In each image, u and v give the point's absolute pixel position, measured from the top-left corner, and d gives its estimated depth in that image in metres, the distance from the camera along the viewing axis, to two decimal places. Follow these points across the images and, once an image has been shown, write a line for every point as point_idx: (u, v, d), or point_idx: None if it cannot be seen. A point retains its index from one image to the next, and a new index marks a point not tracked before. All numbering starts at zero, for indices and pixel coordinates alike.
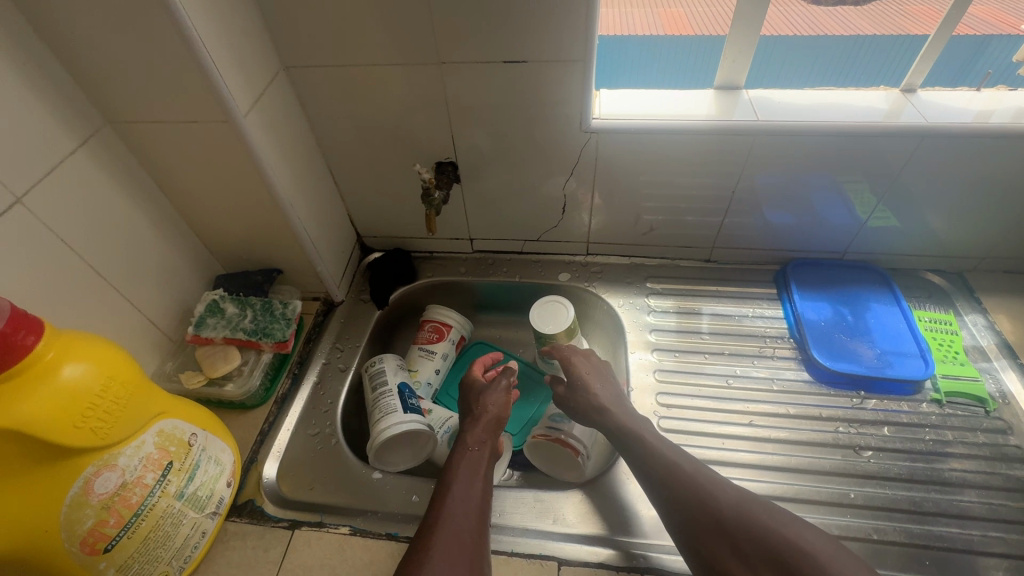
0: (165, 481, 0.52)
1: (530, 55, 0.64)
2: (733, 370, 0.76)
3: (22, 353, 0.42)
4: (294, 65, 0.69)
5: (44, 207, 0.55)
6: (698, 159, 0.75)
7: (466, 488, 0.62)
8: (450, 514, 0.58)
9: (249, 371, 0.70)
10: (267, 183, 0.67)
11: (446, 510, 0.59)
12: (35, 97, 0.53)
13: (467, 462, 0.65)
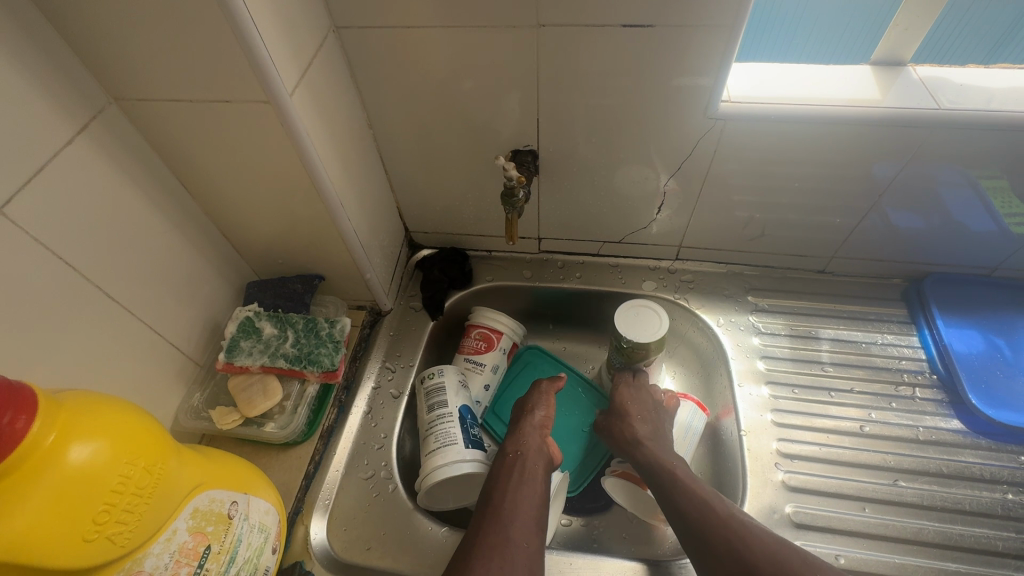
0: (202, 574, 0.41)
1: (656, 17, 0.49)
2: (867, 413, 0.63)
3: (5, 445, 0.30)
4: (346, 26, 0.54)
5: (37, 214, 0.42)
6: (843, 154, 0.60)
7: (516, 496, 0.54)
8: (499, 530, 0.51)
9: (291, 407, 0.59)
10: (314, 179, 0.54)
11: (494, 525, 0.51)
12: (18, 67, 0.39)
13: (514, 468, 0.58)
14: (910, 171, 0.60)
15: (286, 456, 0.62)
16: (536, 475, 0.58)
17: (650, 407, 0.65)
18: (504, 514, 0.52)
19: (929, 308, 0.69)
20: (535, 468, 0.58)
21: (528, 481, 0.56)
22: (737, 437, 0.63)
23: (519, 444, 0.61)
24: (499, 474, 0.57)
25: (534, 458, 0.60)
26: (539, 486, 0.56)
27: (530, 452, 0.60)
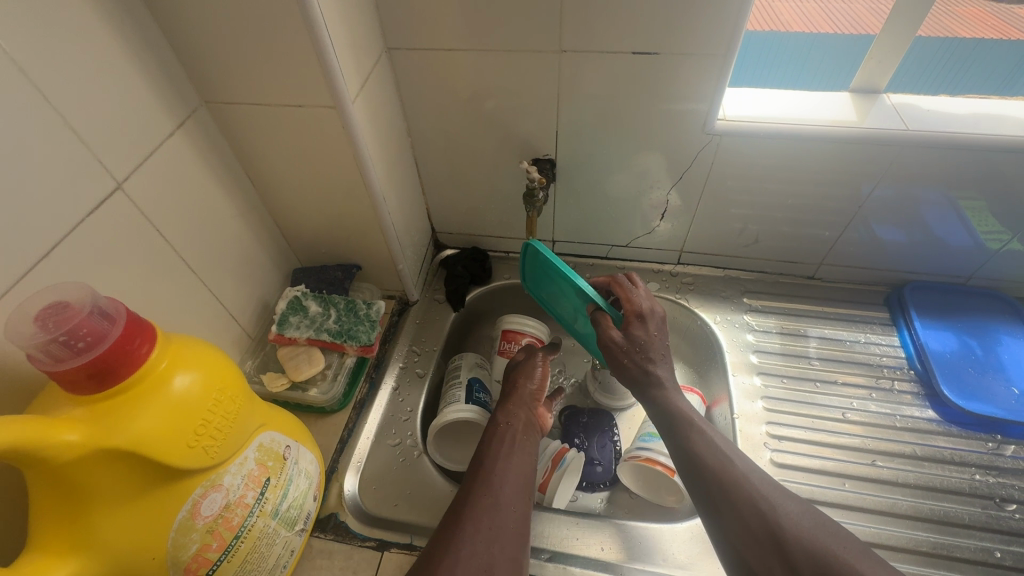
0: (263, 500, 0.48)
1: (662, 45, 0.58)
2: (849, 402, 0.69)
3: (134, 364, 0.38)
4: (396, 47, 0.64)
5: (143, 192, 0.50)
6: (825, 168, 0.68)
7: (506, 463, 0.57)
8: (489, 492, 0.53)
9: (332, 375, 0.66)
10: (364, 175, 0.62)
11: (485, 486, 0.54)
12: (139, 72, 0.48)
13: (503, 438, 0.61)
14: (882, 189, 0.69)
15: (323, 423, 0.69)
16: (527, 446, 0.61)
17: (661, 350, 0.59)
18: (492, 478, 0.55)
19: (907, 310, 0.76)
20: (525, 438, 0.62)
21: (516, 449, 0.60)
22: (730, 420, 0.70)
23: (510, 415, 0.64)
24: (491, 442, 0.60)
25: (523, 431, 0.63)
26: (527, 455, 0.59)
27: (520, 425, 0.63)
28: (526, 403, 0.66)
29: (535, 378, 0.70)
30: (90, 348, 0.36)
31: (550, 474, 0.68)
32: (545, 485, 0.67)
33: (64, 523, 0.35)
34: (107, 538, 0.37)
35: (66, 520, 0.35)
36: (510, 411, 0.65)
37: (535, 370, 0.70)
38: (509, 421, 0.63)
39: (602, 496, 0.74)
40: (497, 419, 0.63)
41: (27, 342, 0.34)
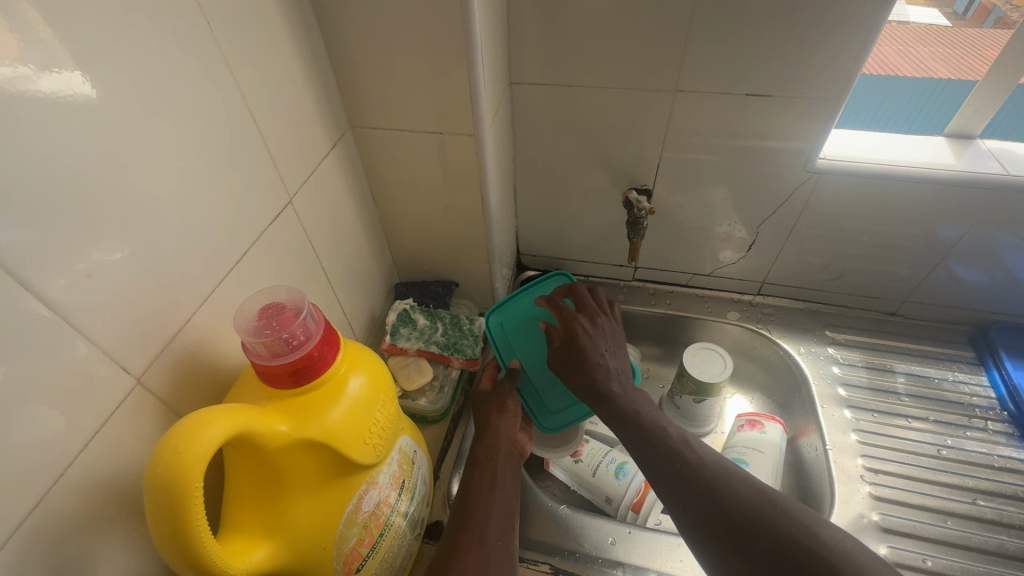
0: (400, 500, 0.51)
1: (774, 88, 0.62)
2: (943, 439, 0.70)
3: (325, 366, 0.40)
4: (518, 82, 0.69)
5: (306, 207, 0.55)
6: (920, 209, 0.70)
7: (486, 507, 0.52)
8: (474, 531, 0.49)
9: (438, 386, 0.70)
10: (484, 198, 0.66)
11: (467, 521, 0.50)
12: (313, 99, 0.54)
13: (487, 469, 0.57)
14: (975, 234, 0.71)
15: (425, 431, 0.71)
16: (506, 478, 0.57)
17: (611, 345, 0.59)
18: (476, 515, 0.51)
19: (996, 351, 0.76)
20: (506, 471, 0.57)
21: (501, 485, 0.55)
22: (822, 451, 0.70)
23: (491, 441, 0.60)
24: (473, 478, 0.56)
25: (505, 460, 0.58)
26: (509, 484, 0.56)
27: (500, 456, 0.59)
28: (504, 434, 0.61)
29: (509, 410, 0.63)
30: (300, 346, 0.39)
31: (643, 494, 0.70)
32: (638, 505, 0.69)
33: (260, 507, 0.38)
34: (293, 524, 0.39)
35: (262, 503, 0.39)
36: (488, 444, 0.60)
37: (506, 402, 0.63)
38: (489, 454, 0.59)
39: None
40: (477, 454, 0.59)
41: (252, 337, 0.38)
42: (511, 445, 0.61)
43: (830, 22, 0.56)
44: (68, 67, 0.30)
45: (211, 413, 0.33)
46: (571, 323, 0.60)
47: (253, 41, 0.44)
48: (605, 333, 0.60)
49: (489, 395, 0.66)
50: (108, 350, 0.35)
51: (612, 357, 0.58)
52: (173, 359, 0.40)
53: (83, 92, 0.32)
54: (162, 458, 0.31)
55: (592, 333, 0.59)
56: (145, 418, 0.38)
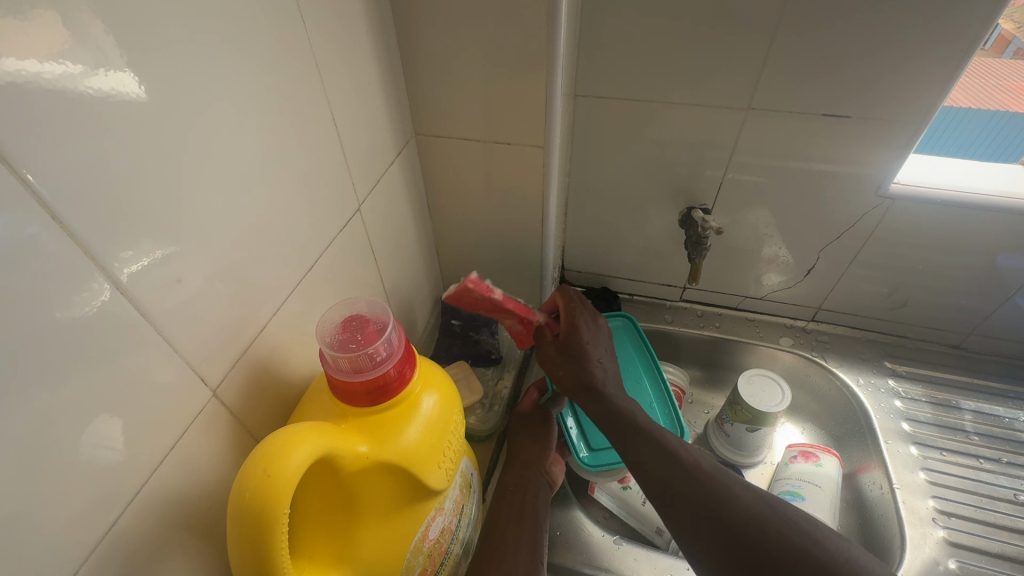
0: (459, 528, 0.48)
1: (854, 109, 0.60)
2: (1019, 483, 0.66)
3: (402, 385, 0.38)
4: (583, 94, 0.67)
5: (370, 214, 0.53)
6: (996, 240, 0.67)
7: (506, 537, 0.52)
8: (494, 561, 0.49)
9: (488, 404, 0.68)
10: (544, 211, 0.64)
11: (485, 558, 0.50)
12: (384, 105, 0.52)
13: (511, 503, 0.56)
14: None
15: None
16: (533, 509, 0.56)
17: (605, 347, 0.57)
18: (499, 545, 0.51)
19: None
20: (534, 502, 0.57)
21: (528, 516, 0.55)
22: (889, 490, 0.67)
23: (517, 474, 0.59)
24: (500, 505, 0.56)
25: (532, 489, 0.58)
26: (535, 521, 0.55)
27: (529, 484, 0.59)
28: (533, 463, 0.61)
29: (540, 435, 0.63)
30: (382, 363, 0.37)
31: None
32: None
33: (330, 534, 0.36)
34: (365, 554, 0.37)
35: (334, 530, 0.36)
36: (516, 470, 0.60)
37: (539, 427, 0.64)
38: (517, 481, 0.59)
39: None
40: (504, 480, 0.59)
41: (335, 351, 0.36)
42: (540, 474, 0.61)
43: (922, 43, 0.54)
44: (118, 64, 0.26)
45: (298, 434, 0.31)
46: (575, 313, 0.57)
47: (336, 43, 0.43)
48: (602, 336, 0.57)
49: (525, 422, 0.67)
50: (189, 360, 0.33)
51: (607, 360, 0.55)
52: (246, 371, 0.38)
53: (132, 92, 0.27)
54: (250, 483, 0.28)
55: (594, 331, 0.57)
56: (216, 432, 0.36)
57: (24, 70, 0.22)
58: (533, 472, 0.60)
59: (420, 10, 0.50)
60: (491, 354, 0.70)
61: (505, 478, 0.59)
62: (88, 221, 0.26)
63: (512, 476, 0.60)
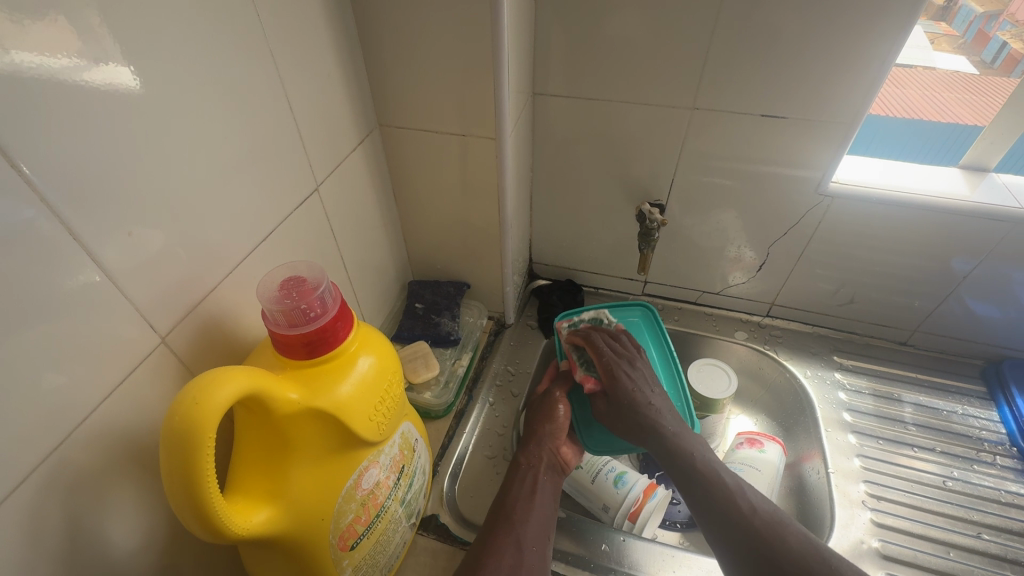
0: (397, 486, 0.52)
1: (789, 110, 0.64)
2: (950, 471, 0.69)
3: (335, 342, 0.42)
4: (541, 93, 0.72)
5: (329, 195, 0.58)
6: (932, 238, 0.71)
7: (522, 514, 0.59)
8: (510, 534, 0.56)
9: (444, 381, 0.72)
10: (501, 201, 0.69)
11: (505, 529, 0.57)
12: (345, 95, 0.57)
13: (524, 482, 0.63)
14: (985, 267, 0.71)
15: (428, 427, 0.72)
16: (545, 489, 0.63)
17: (651, 386, 0.68)
18: (515, 518, 0.58)
19: (1008, 387, 0.75)
20: (546, 483, 0.64)
21: (539, 494, 0.61)
22: (825, 475, 0.70)
23: (531, 456, 0.66)
24: (514, 481, 0.63)
25: (544, 471, 0.65)
26: (548, 498, 0.62)
27: (541, 465, 0.65)
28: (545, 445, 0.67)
29: (557, 420, 0.69)
30: (315, 318, 0.41)
31: (640, 504, 0.69)
32: (634, 515, 0.69)
33: (265, 472, 0.40)
34: (295, 492, 0.41)
35: (268, 467, 0.40)
36: (531, 451, 0.66)
37: (556, 411, 0.70)
38: (531, 462, 0.65)
39: (675, 535, 0.74)
40: (519, 460, 0.66)
41: (271, 305, 0.40)
42: (552, 456, 0.67)
43: (845, 50, 0.58)
44: (118, 60, 0.33)
45: (230, 372, 0.35)
46: (613, 369, 0.68)
47: (294, 37, 0.48)
48: (644, 375, 0.69)
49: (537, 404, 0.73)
50: (139, 308, 0.37)
51: (655, 397, 0.66)
52: (196, 324, 0.42)
53: (128, 82, 0.34)
54: (180, 408, 0.33)
55: (635, 378, 0.68)
56: (165, 376, 0.40)
57: (32, 60, 0.29)
58: (546, 454, 0.67)
59: (380, 10, 0.55)
60: (451, 335, 0.74)
61: (520, 457, 0.66)
62: (54, 178, 0.31)
63: (527, 457, 0.66)
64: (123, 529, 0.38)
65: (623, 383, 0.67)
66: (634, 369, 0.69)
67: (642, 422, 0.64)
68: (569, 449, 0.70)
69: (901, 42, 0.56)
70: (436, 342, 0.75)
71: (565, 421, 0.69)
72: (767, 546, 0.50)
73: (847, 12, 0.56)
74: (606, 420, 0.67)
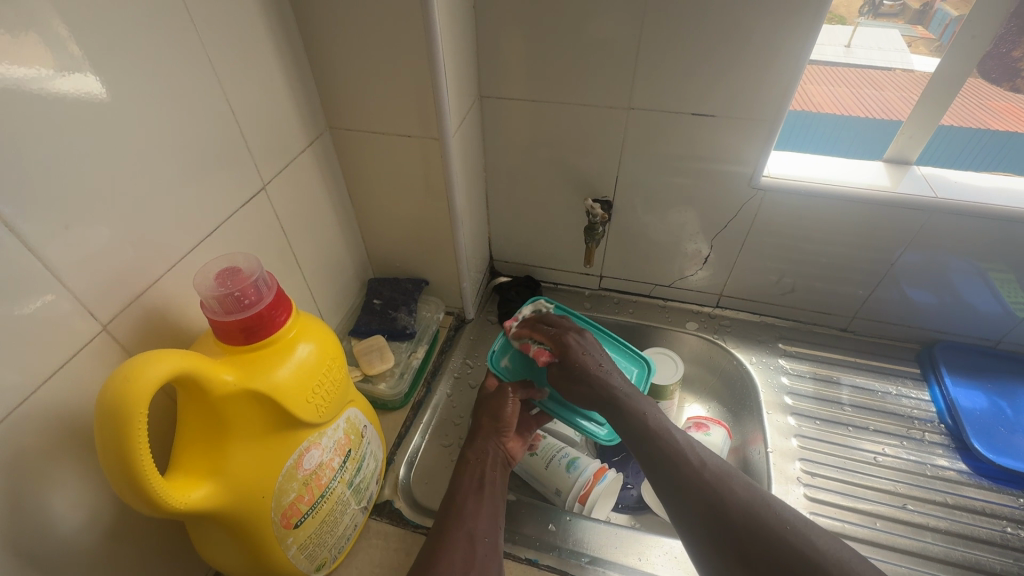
0: (344, 469, 0.54)
1: (717, 109, 0.68)
2: (882, 447, 0.73)
3: (272, 328, 0.45)
4: (487, 95, 0.75)
5: (278, 195, 0.61)
6: (860, 228, 0.75)
7: (473, 509, 0.60)
8: (462, 529, 0.58)
9: (399, 372, 0.74)
10: (450, 199, 0.72)
11: (454, 523, 0.58)
12: (291, 100, 0.60)
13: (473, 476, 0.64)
14: (909, 254, 0.76)
15: (384, 418, 0.75)
16: (493, 483, 0.64)
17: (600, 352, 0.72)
18: (466, 512, 0.59)
19: (938, 368, 0.79)
20: (495, 477, 0.65)
21: (488, 489, 0.63)
22: (765, 454, 0.73)
23: (478, 452, 0.66)
24: (463, 478, 0.64)
25: (493, 466, 0.66)
26: (496, 491, 0.63)
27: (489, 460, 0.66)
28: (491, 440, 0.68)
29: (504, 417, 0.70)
30: (250, 306, 0.44)
31: (590, 487, 0.71)
32: (584, 497, 0.71)
33: (204, 450, 0.42)
34: (233, 470, 0.43)
35: (206, 447, 0.42)
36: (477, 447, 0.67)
37: (502, 409, 0.70)
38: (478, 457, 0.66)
39: (626, 517, 0.78)
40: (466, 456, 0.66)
41: (208, 293, 0.43)
42: (499, 452, 0.68)
43: (761, 52, 0.63)
44: (84, 69, 0.38)
45: (161, 355, 0.38)
46: (562, 340, 0.72)
47: (236, 45, 0.51)
48: (593, 344, 0.73)
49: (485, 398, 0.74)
50: (80, 297, 0.40)
51: (605, 361, 0.70)
52: (139, 315, 0.45)
53: (93, 89, 0.39)
54: (112, 387, 0.35)
55: (583, 345, 0.71)
56: (107, 363, 0.43)
57: (1, 70, 0.33)
58: (494, 449, 0.68)
59: (323, 19, 0.59)
60: (407, 329, 0.77)
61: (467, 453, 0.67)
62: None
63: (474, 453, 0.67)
64: (67, 507, 0.41)
65: (574, 349, 0.71)
66: (585, 337, 0.73)
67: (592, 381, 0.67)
68: (516, 443, 0.71)
69: (810, 43, 0.60)
70: (392, 336, 0.77)
71: (512, 418, 0.70)
72: (715, 501, 0.52)
73: (759, 15, 0.60)
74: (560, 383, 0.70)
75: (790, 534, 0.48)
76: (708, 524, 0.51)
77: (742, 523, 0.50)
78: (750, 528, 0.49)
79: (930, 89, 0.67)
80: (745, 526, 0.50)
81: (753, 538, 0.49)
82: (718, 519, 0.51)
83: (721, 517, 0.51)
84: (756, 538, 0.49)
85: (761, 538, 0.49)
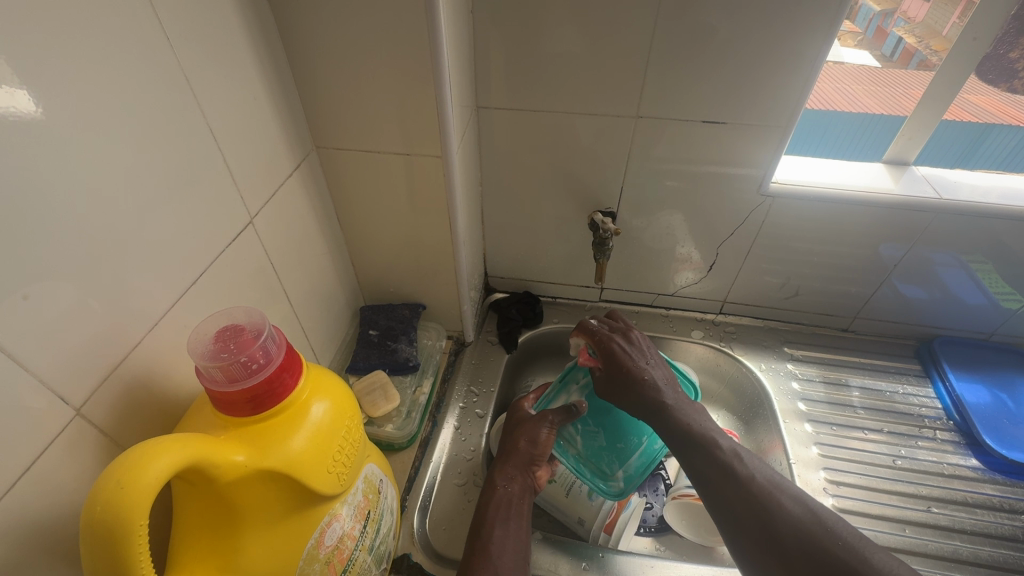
0: (365, 534, 0.48)
1: (728, 116, 0.66)
2: (899, 450, 0.75)
3: (280, 395, 0.38)
4: (485, 106, 0.70)
5: (265, 228, 0.54)
6: (868, 230, 0.74)
7: (500, 541, 0.56)
8: (489, 568, 0.53)
9: (405, 412, 0.70)
10: (450, 220, 0.66)
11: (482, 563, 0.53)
12: (274, 119, 0.53)
13: (500, 505, 0.59)
14: (912, 255, 0.76)
15: (391, 460, 0.69)
16: (521, 513, 0.60)
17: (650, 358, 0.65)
18: (492, 548, 0.55)
19: (941, 364, 0.81)
20: (522, 507, 0.60)
21: (516, 521, 0.58)
22: (787, 465, 0.74)
23: (509, 478, 0.62)
24: (489, 507, 0.59)
25: (521, 496, 0.61)
26: (525, 523, 0.59)
27: (517, 488, 0.62)
28: (521, 466, 0.63)
29: (541, 442, 0.65)
30: (259, 371, 0.38)
31: (615, 515, 0.69)
32: (609, 526, 0.69)
33: (216, 540, 0.37)
34: (247, 564, 0.37)
35: (215, 540, 0.37)
36: (507, 473, 0.63)
37: (540, 433, 0.66)
38: (506, 484, 0.62)
39: (649, 540, 0.73)
40: (496, 482, 0.62)
41: (208, 362, 0.37)
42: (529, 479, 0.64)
43: (777, 55, 0.60)
44: (11, 82, 0.29)
45: (158, 445, 0.31)
46: (609, 344, 0.65)
47: (211, 60, 0.44)
48: (643, 349, 0.66)
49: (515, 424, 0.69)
50: (42, 378, 0.33)
51: (654, 368, 0.63)
52: (117, 389, 0.38)
53: (25, 108, 0.30)
54: (103, 492, 0.28)
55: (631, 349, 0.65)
56: (84, 453, 0.36)
57: None
58: (524, 477, 0.63)
59: (309, 26, 0.52)
60: (410, 361, 0.73)
61: (496, 476, 0.63)
62: None
63: (503, 479, 0.62)
64: None
65: (620, 358, 0.64)
66: (627, 332, 0.67)
67: (638, 394, 0.61)
68: (545, 471, 0.67)
69: (829, 44, 0.59)
70: (394, 370, 0.73)
71: (547, 445, 0.66)
72: (765, 514, 0.48)
73: (772, 19, 0.58)
74: (608, 394, 0.64)
75: (843, 547, 0.44)
76: (760, 543, 0.47)
77: (791, 536, 0.46)
78: (801, 545, 0.45)
79: (933, 89, 0.66)
80: (796, 541, 0.46)
81: (812, 562, 0.44)
82: (771, 539, 0.47)
83: (773, 532, 0.47)
84: (812, 561, 0.45)
85: (811, 552, 0.45)
